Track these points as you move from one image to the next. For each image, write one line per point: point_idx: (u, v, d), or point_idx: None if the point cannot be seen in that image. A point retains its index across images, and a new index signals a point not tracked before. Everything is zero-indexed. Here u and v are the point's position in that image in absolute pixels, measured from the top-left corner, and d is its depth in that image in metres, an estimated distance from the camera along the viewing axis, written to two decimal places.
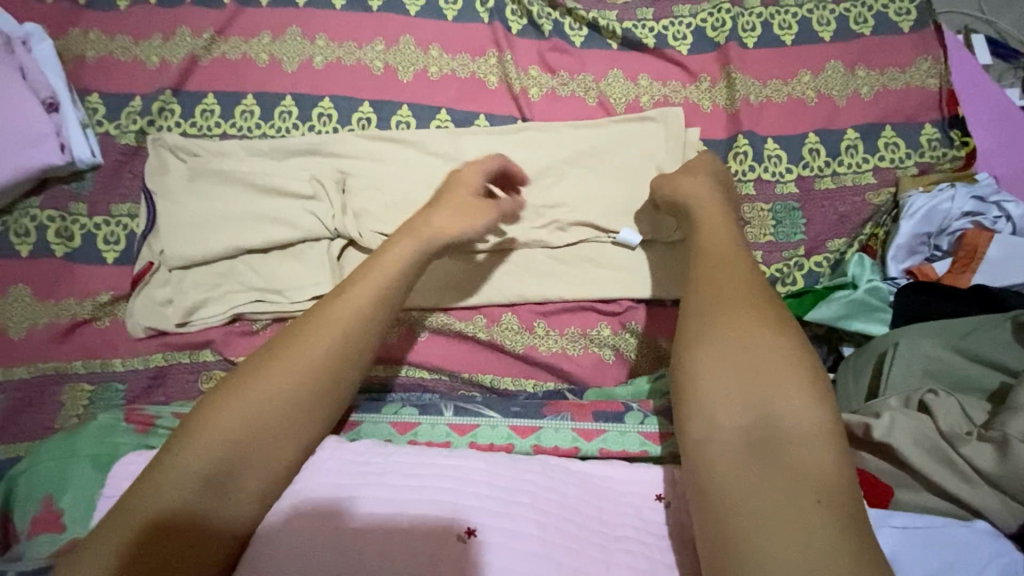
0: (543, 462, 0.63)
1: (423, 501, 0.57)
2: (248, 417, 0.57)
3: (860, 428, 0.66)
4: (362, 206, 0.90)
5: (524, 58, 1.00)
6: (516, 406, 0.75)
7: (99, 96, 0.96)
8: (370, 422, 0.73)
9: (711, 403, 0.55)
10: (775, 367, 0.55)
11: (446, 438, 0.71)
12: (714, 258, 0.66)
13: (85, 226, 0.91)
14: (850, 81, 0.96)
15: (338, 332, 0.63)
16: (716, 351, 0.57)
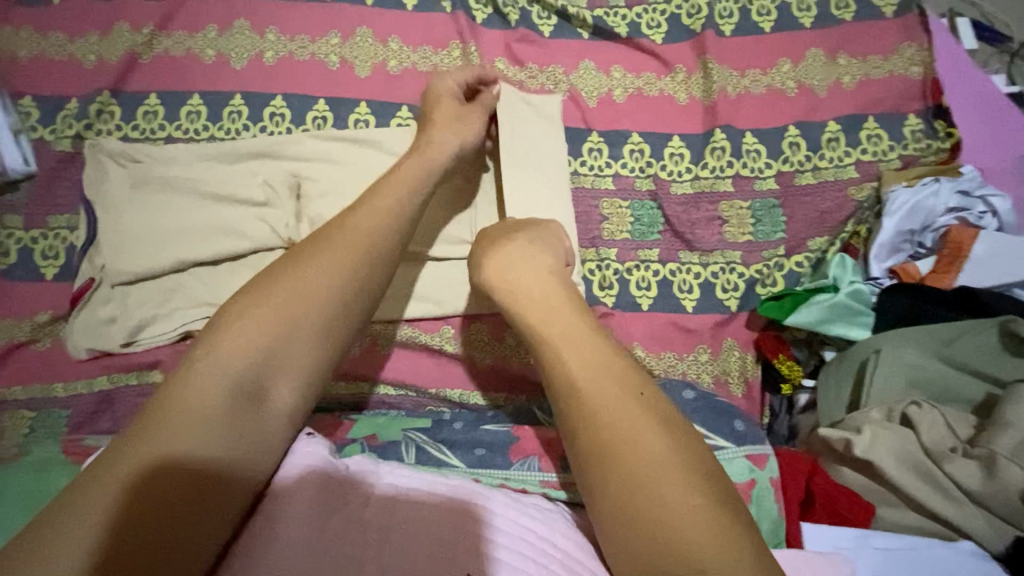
0: (540, 504, 0.58)
1: (412, 530, 0.50)
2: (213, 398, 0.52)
3: (840, 444, 0.62)
4: (316, 213, 0.84)
5: (490, 49, 0.94)
6: (480, 449, 0.71)
7: (32, 98, 0.89)
8: None
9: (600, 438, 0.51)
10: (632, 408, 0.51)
11: None
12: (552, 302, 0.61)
13: (21, 241, 0.85)
14: (831, 70, 0.92)
15: (288, 320, 0.56)
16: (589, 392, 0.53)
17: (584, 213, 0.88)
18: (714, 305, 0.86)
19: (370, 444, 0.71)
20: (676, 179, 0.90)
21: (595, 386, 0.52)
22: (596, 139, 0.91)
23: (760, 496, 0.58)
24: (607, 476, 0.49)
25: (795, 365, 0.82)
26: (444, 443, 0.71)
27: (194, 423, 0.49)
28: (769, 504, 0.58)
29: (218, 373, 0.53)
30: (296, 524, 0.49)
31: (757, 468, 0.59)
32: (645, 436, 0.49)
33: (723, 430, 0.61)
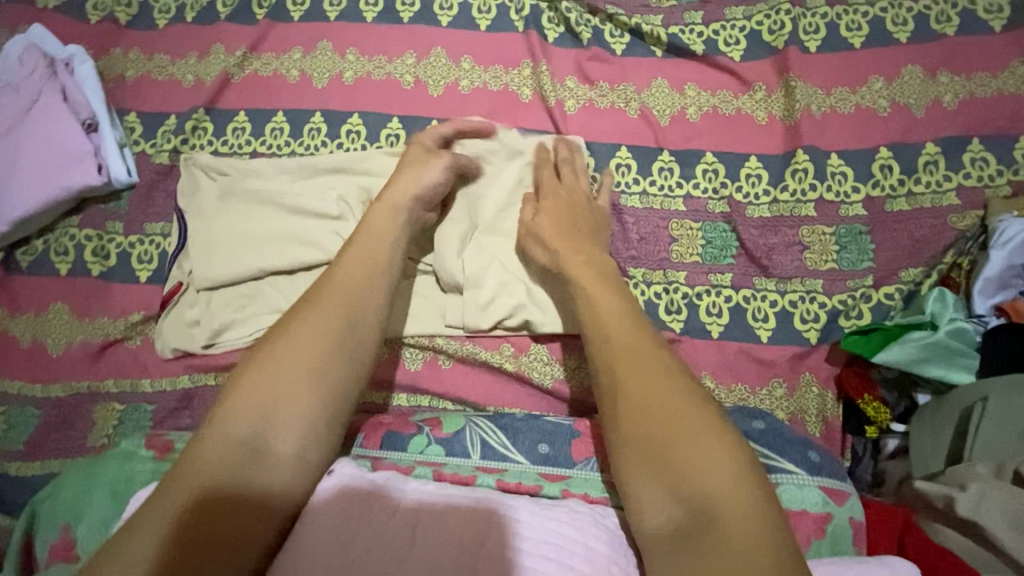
0: (571, 507, 0.57)
1: (435, 533, 0.52)
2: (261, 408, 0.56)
3: (942, 502, 0.57)
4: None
5: (561, 68, 0.94)
6: (543, 446, 0.72)
7: (136, 115, 0.97)
8: (394, 459, 0.71)
9: (646, 463, 0.54)
10: (680, 432, 0.54)
11: (472, 473, 0.69)
12: (620, 330, 0.63)
13: (120, 245, 0.92)
14: (930, 88, 0.86)
15: (331, 336, 0.61)
16: (638, 406, 0.57)
17: (652, 233, 0.87)
18: (790, 336, 0.81)
19: (436, 435, 0.74)
20: (752, 201, 0.86)
21: (640, 381, 0.58)
22: (667, 159, 0.89)
23: (836, 533, 0.59)
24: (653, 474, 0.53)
25: (882, 406, 0.76)
26: (507, 436, 0.73)
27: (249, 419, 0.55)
28: (846, 544, 0.58)
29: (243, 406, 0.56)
30: (328, 520, 0.53)
31: (832, 503, 0.60)
32: (689, 428, 0.54)
33: (793, 456, 0.63)
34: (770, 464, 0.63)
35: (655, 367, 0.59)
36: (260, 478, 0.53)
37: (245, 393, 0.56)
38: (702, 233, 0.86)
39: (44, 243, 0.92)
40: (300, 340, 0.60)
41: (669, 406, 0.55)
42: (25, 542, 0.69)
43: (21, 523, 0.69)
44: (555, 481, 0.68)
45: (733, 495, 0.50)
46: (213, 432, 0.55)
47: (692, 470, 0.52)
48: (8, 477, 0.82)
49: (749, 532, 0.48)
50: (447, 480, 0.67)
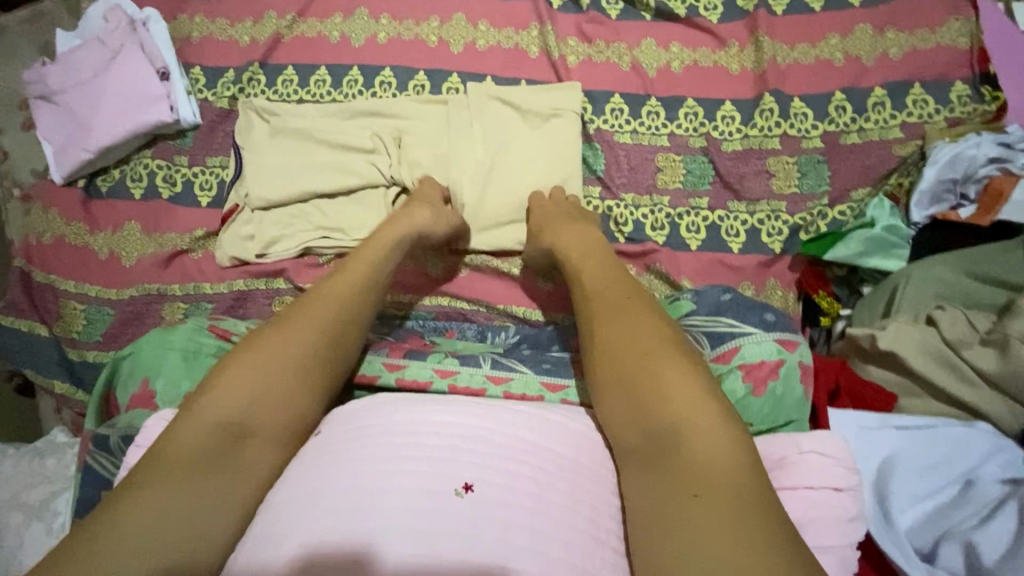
0: (541, 416, 0.68)
1: (409, 465, 0.58)
2: (259, 376, 0.68)
3: (867, 340, 0.70)
4: (411, 160, 1.02)
5: (564, 29, 1.10)
6: (547, 364, 0.85)
7: (200, 69, 1.13)
8: (415, 366, 0.84)
9: (616, 406, 0.65)
10: (648, 372, 0.64)
11: (482, 385, 0.82)
12: (599, 296, 0.76)
13: (185, 175, 1.07)
14: (878, 43, 1.00)
15: (321, 325, 0.74)
16: (614, 352, 0.68)
17: (641, 164, 1.01)
18: (759, 247, 0.94)
19: (452, 355, 0.87)
20: (727, 138, 1.01)
21: (619, 337, 0.69)
22: (655, 103, 1.04)
23: (788, 373, 0.68)
24: (622, 410, 0.64)
25: (834, 301, 0.89)
26: (515, 357, 0.87)
27: (246, 383, 0.67)
28: (794, 383, 0.68)
29: (237, 376, 0.67)
30: (316, 466, 0.61)
31: (786, 350, 0.69)
32: (662, 370, 0.64)
33: (753, 320, 0.72)
34: (733, 329, 0.72)
35: (634, 324, 0.69)
36: (244, 454, 0.63)
37: (243, 368, 0.68)
38: (683, 164, 1.01)
39: (120, 172, 1.07)
40: (292, 342, 0.71)
41: (637, 351, 0.67)
42: (104, 394, 0.82)
43: (103, 375, 0.82)
44: (554, 391, 0.81)
45: (694, 422, 0.59)
46: (197, 413, 0.64)
47: (661, 400, 0.62)
48: (88, 361, 0.97)
49: (705, 452, 0.57)
50: (462, 389, 0.82)
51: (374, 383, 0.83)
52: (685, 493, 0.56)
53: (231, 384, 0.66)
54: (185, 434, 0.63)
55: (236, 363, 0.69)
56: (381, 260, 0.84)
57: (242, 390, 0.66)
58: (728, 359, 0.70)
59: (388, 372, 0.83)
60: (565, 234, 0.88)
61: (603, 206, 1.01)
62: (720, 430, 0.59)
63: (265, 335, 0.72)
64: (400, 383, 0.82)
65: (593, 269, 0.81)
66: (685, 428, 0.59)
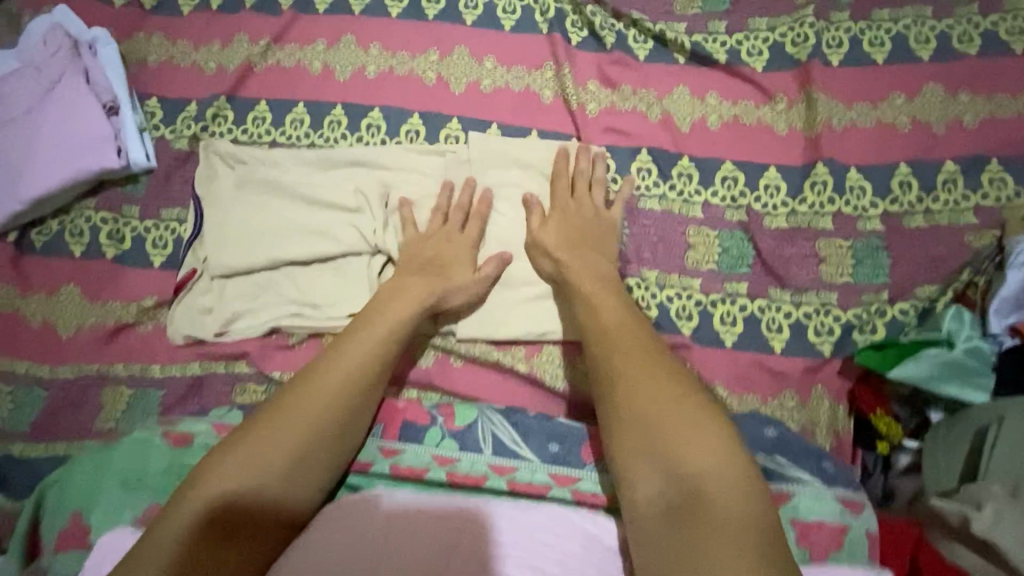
0: (548, 508, 0.63)
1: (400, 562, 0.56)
2: (282, 436, 0.63)
3: (956, 518, 0.56)
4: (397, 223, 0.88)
5: (583, 71, 0.94)
6: (553, 445, 0.73)
7: (157, 100, 0.97)
8: (411, 451, 0.73)
9: (635, 459, 0.59)
10: (676, 428, 0.59)
11: (483, 473, 0.71)
12: (618, 330, 0.69)
13: (135, 230, 0.91)
14: (951, 106, 0.86)
15: (350, 381, 0.69)
16: (640, 398, 0.62)
17: (669, 238, 0.87)
18: (804, 348, 0.81)
19: (449, 428, 0.74)
20: (770, 212, 0.86)
21: (646, 387, 0.62)
22: (686, 165, 0.89)
23: (854, 543, 0.60)
24: (643, 460, 0.59)
25: (894, 422, 0.76)
26: (518, 431, 0.74)
27: (267, 440, 0.62)
28: (862, 554, 0.59)
29: (263, 438, 0.62)
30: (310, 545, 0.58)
31: (848, 513, 0.62)
32: (689, 427, 0.59)
33: (810, 466, 0.67)
34: (787, 473, 0.66)
35: (661, 378, 0.63)
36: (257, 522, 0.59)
37: (265, 431, 0.63)
38: (718, 241, 0.86)
39: (59, 224, 0.92)
40: (309, 409, 0.65)
41: (664, 401, 0.61)
42: (30, 529, 0.68)
43: (29, 508, 0.68)
44: (563, 484, 0.70)
45: (718, 482, 0.55)
46: (212, 481, 0.59)
47: (685, 455, 0.57)
48: (11, 458, 0.82)
49: (728, 513, 0.53)
50: (460, 480, 0.70)
51: (368, 470, 0.71)
52: (699, 550, 0.51)
53: (254, 447, 0.62)
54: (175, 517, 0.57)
55: (257, 425, 0.64)
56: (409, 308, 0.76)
57: (265, 453, 0.61)
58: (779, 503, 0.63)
59: (382, 459, 0.72)
60: (590, 257, 0.79)
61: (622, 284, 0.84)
62: (750, 495, 0.54)
63: (289, 392, 0.67)
64: (395, 473, 0.71)
65: (607, 297, 0.74)
66: (707, 486, 0.55)
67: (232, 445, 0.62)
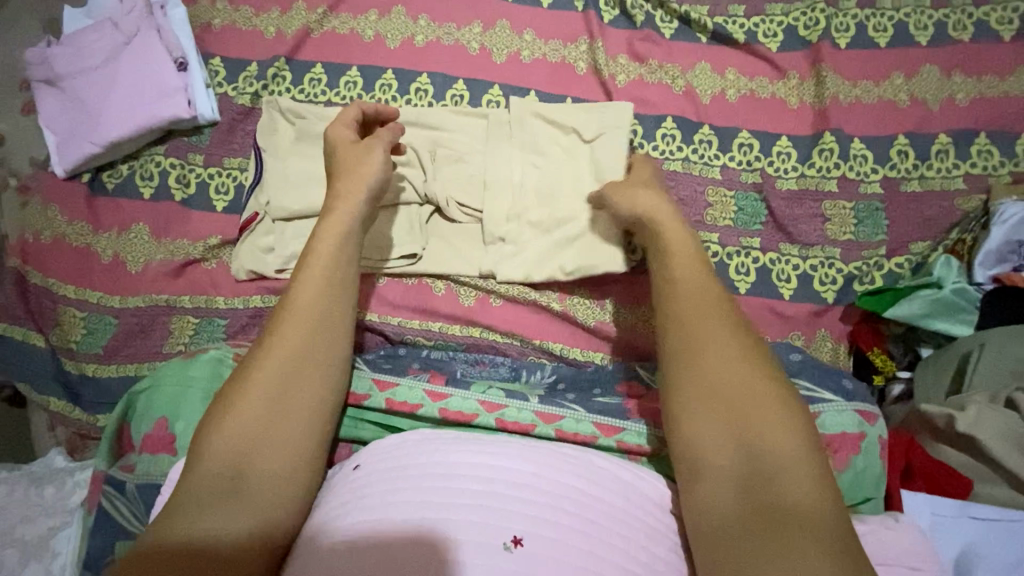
0: (533, 450, 0.64)
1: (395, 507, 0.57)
2: (251, 423, 0.61)
3: (943, 420, 0.67)
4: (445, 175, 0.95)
5: (614, 46, 1.03)
6: (596, 403, 0.80)
7: (220, 60, 1.05)
8: (460, 396, 0.80)
9: (704, 433, 0.60)
10: (750, 405, 0.59)
11: (530, 421, 0.78)
12: (688, 293, 0.68)
13: (200, 176, 0.99)
14: (945, 86, 0.96)
15: (308, 339, 0.67)
16: (716, 373, 0.61)
17: (690, 196, 0.96)
18: (810, 295, 0.90)
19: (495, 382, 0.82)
20: (782, 175, 0.96)
21: (723, 360, 0.62)
22: (707, 132, 0.98)
23: (868, 449, 0.66)
24: (714, 434, 0.59)
25: (888, 359, 0.86)
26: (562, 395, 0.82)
27: (234, 430, 0.61)
28: (875, 458, 0.66)
29: (227, 433, 0.61)
30: (336, 505, 0.60)
31: (866, 423, 0.67)
32: (765, 403, 0.59)
33: (831, 385, 0.70)
34: (810, 394, 0.70)
35: (737, 352, 0.63)
36: (246, 502, 0.58)
37: (230, 421, 0.61)
38: (735, 200, 0.95)
39: (128, 168, 0.99)
40: (272, 376, 0.64)
41: (739, 377, 0.61)
42: (118, 428, 0.76)
43: (118, 410, 0.76)
44: (606, 434, 0.77)
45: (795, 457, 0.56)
46: (193, 486, 0.58)
47: (759, 433, 0.57)
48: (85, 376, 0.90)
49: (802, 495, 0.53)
50: (510, 428, 0.77)
51: (416, 412, 0.79)
52: (773, 529, 0.52)
53: (230, 416, 0.61)
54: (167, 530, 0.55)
55: (222, 420, 0.62)
56: (344, 250, 0.74)
57: (238, 444, 0.60)
58: None
59: (431, 401, 0.79)
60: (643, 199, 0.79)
61: None
62: (823, 478, 0.55)
63: (243, 373, 0.65)
64: (444, 415, 0.78)
65: (680, 253, 0.72)
66: (782, 462, 0.55)
67: (201, 434, 0.62)
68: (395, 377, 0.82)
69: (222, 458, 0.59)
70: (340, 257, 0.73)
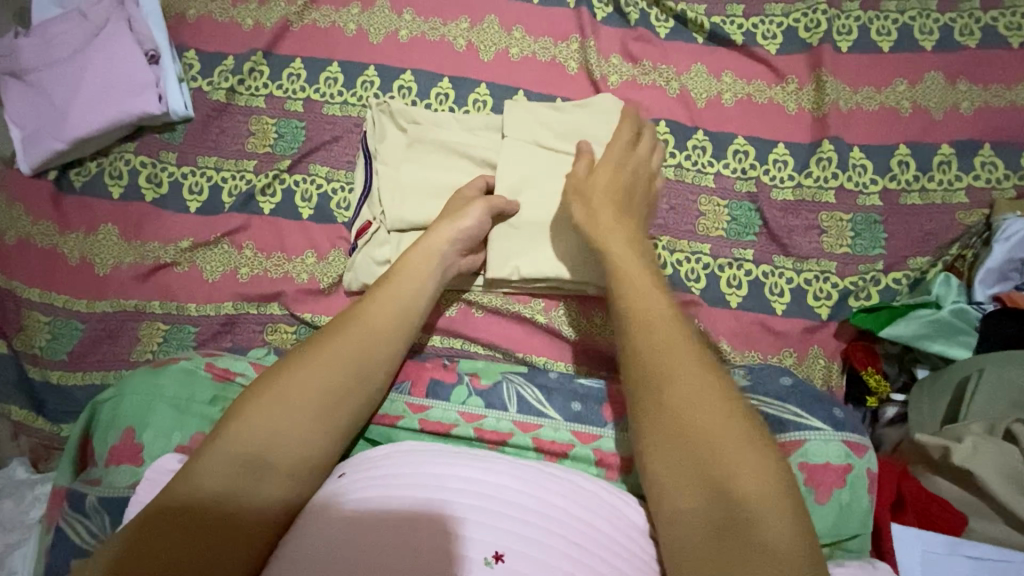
0: (519, 463, 0.61)
1: (381, 524, 0.52)
2: (292, 408, 0.59)
3: (939, 451, 0.65)
4: (436, 162, 0.89)
5: (607, 46, 0.99)
6: (575, 404, 0.78)
7: (195, 53, 1.00)
8: (440, 408, 0.77)
9: (676, 465, 0.52)
10: (723, 433, 0.51)
11: (510, 431, 0.76)
12: (649, 311, 0.61)
13: (173, 175, 0.95)
14: (949, 94, 0.92)
15: (371, 343, 0.66)
16: (685, 396, 0.54)
17: (681, 205, 0.92)
18: (804, 311, 0.87)
19: (475, 387, 0.79)
20: (778, 184, 0.92)
21: (691, 380, 0.55)
22: (701, 137, 0.94)
23: (856, 481, 0.63)
24: (680, 465, 0.52)
25: (882, 378, 0.82)
26: (542, 393, 0.79)
27: (277, 413, 0.59)
28: (862, 491, 0.63)
29: (270, 412, 0.59)
30: (312, 517, 0.55)
31: (853, 455, 0.65)
32: (739, 431, 0.51)
33: (820, 413, 0.68)
34: (798, 420, 0.68)
35: (699, 373, 0.55)
36: (258, 490, 0.55)
37: (277, 402, 0.59)
38: (729, 210, 0.91)
39: (98, 166, 0.95)
40: (327, 374, 0.62)
41: (709, 402, 0.53)
42: (82, 440, 0.72)
43: (81, 422, 0.72)
44: (582, 442, 0.75)
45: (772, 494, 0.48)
46: (212, 457, 0.55)
47: (732, 468, 0.50)
48: (49, 383, 0.86)
49: (781, 538, 0.46)
50: (488, 437, 0.75)
51: (396, 424, 0.76)
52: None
53: (258, 411, 0.59)
54: (172, 498, 0.53)
55: (270, 396, 0.60)
56: (420, 265, 0.74)
57: (270, 424, 0.58)
58: (790, 451, 0.66)
59: (412, 414, 0.76)
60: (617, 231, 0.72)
61: None
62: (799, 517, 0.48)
63: (304, 357, 0.63)
64: (424, 428, 0.76)
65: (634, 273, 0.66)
66: (759, 500, 0.48)
67: (254, 399, 0.59)
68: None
69: (241, 451, 0.56)
70: (418, 276, 0.73)
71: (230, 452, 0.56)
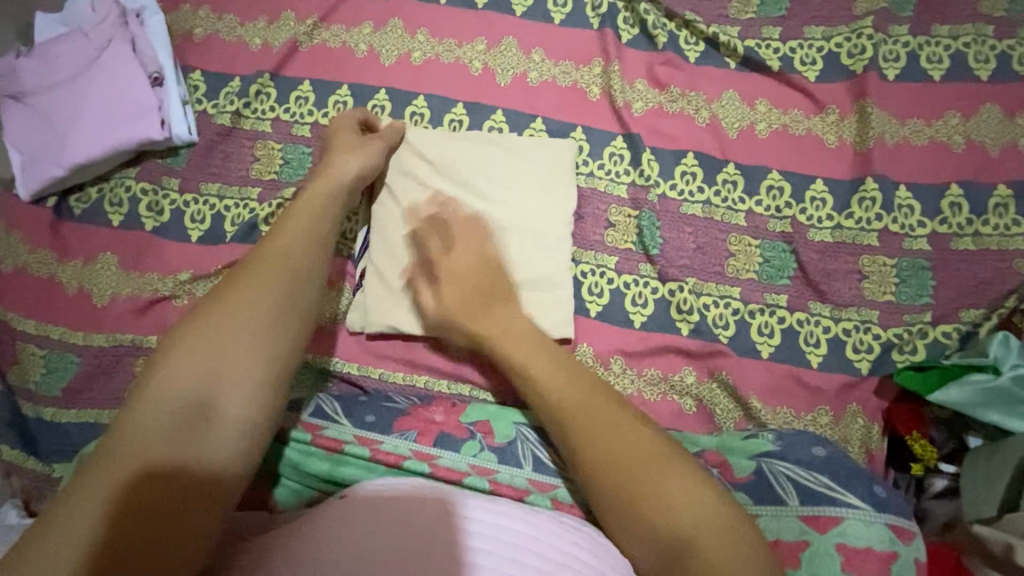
0: (526, 505, 0.57)
1: (390, 516, 0.52)
2: (216, 362, 0.55)
3: (1000, 547, 0.59)
4: (442, 198, 0.85)
5: (632, 70, 0.93)
6: None
7: (201, 73, 0.96)
8: (449, 458, 0.72)
9: (614, 513, 0.54)
10: (646, 471, 0.54)
11: (524, 488, 0.70)
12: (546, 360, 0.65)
13: (174, 202, 0.91)
14: (1006, 129, 0.84)
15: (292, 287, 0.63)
16: (599, 439, 0.57)
17: (710, 244, 0.85)
18: (842, 365, 0.80)
19: (487, 443, 0.74)
20: (815, 225, 0.85)
21: (601, 423, 0.58)
22: (732, 171, 0.88)
23: (902, 569, 0.58)
24: (620, 509, 0.53)
25: (929, 445, 0.75)
26: None
27: (200, 365, 0.54)
28: None
29: (189, 369, 0.54)
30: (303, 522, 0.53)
31: (899, 541, 0.59)
32: (660, 463, 0.54)
33: (859, 490, 0.62)
34: (832, 494, 0.62)
35: (602, 414, 0.58)
36: (197, 454, 0.51)
37: (197, 356, 0.55)
38: (760, 250, 0.85)
39: (98, 191, 0.92)
40: (246, 320, 0.58)
41: (623, 443, 0.56)
42: None
43: (65, 477, 0.69)
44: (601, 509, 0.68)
45: (709, 522, 0.50)
46: (137, 424, 0.50)
47: (666, 505, 0.52)
48: (42, 421, 0.83)
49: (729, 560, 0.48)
50: (503, 492, 0.69)
51: (401, 463, 0.70)
52: None
53: (180, 375, 0.54)
54: (100, 474, 0.47)
55: (180, 353, 0.55)
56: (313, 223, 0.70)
57: (199, 380, 0.54)
58: (826, 528, 0.60)
59: (417, 459, 0.71)
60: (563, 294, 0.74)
61: (663, 288, 0.84)
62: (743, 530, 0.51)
63: (214, 308, 0.59)
64: (435, 473, 0.70)
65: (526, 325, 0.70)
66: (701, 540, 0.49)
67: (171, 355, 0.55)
68: (375, 430, 0.74)
69: (169, 418, 0.51)
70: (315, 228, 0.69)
71: (158, 420, 0.51)
